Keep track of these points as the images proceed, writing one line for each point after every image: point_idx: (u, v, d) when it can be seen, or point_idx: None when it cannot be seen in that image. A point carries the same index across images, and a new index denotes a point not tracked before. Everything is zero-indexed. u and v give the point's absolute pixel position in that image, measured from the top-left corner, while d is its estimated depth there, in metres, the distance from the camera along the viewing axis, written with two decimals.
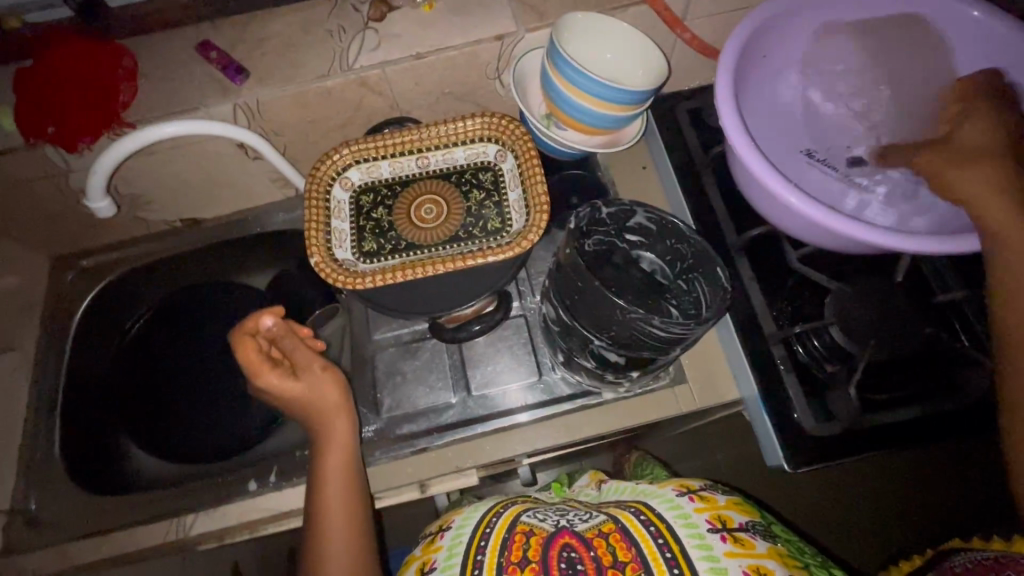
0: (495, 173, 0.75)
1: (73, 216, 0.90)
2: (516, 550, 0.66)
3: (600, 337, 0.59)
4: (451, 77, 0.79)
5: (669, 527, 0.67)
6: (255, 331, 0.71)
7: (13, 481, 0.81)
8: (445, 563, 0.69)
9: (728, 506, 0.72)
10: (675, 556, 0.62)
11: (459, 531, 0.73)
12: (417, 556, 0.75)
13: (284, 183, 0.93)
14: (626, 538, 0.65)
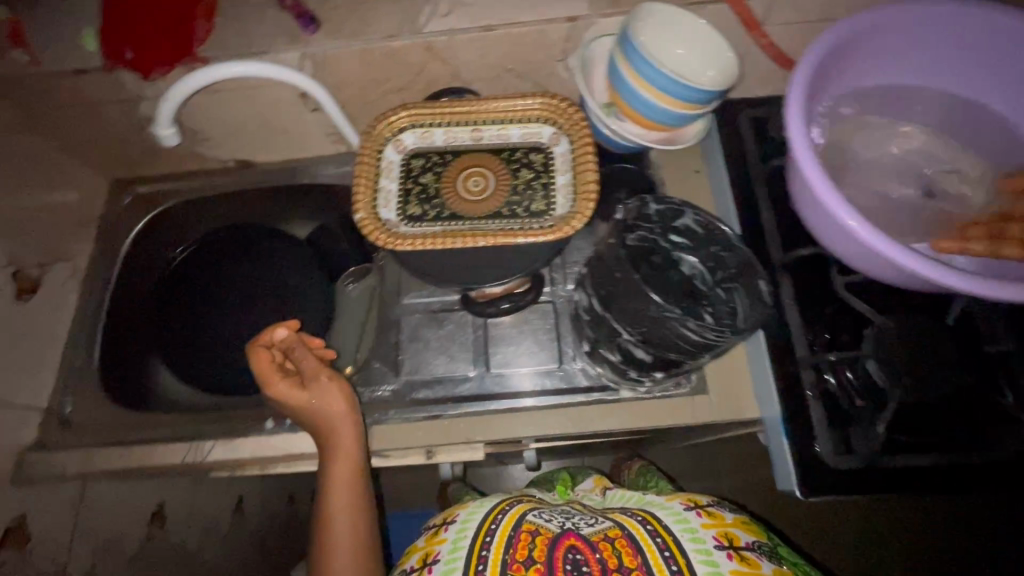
0: (546, 155, 0.74)
1: (136, 143, 0.93)
2: (521, 548, 0.67)
3: (630, 331, 0.59)
4: (516, 54, 0.79)
5: (676, 540, 0.68)
6: (270, 343, 0.77)
7: (52, 383, 0.86)
8: (448, 556, 0.70)
9: (736, 525, 0.72)
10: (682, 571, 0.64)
11: (464, 525, 0.73)
12: (420, 547, 0.76)
13: (337, 139, 0.95)
14: (632, 545, 0.67)
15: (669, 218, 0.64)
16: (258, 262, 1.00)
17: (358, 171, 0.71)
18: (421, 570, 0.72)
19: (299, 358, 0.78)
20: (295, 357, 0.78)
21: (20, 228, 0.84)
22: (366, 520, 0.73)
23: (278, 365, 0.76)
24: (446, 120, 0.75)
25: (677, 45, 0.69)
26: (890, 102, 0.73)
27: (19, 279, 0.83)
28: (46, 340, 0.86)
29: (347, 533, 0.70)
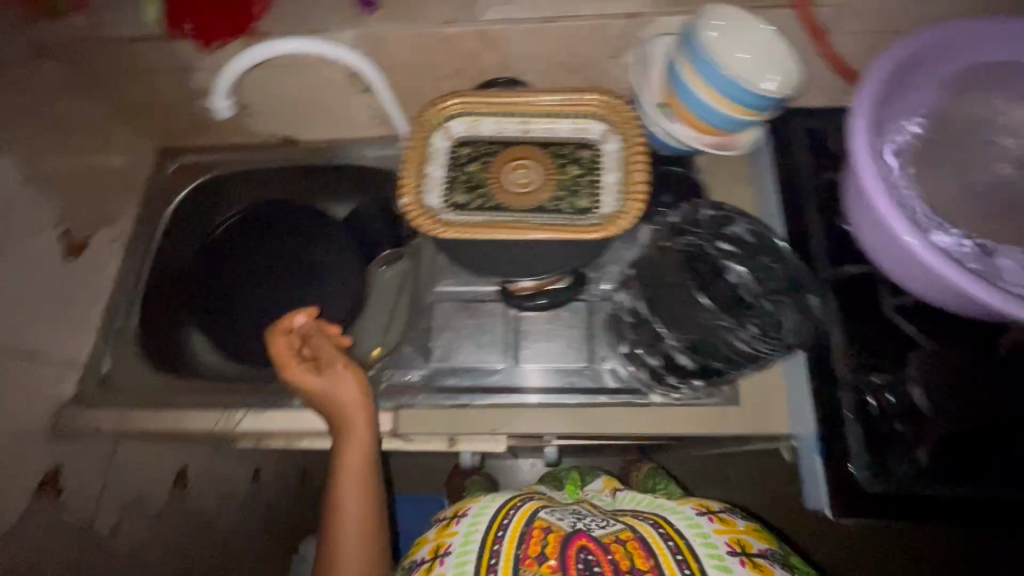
0: (595, 152, 0.73)
1: (186, 113, 0.95)
2: (533, 544, 0.68)
3: (672, 333, 0.63)
4: (570, 48, 0.78)
5: (687, 543, 0.68)
6: (289, 328, 0.79)
7: (93, 342, 0.89)
8: (460, 548, 0.71)
9: (748, 533, 0.72)
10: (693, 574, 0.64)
11: (476, 519, 0.74)
12: (431, 538, 0.77)
13: (382, 122, 0.95)
14: (645, 548, 0.67)
15: (726, 219, 0.65)
16: (292, 238, 1.01)
17: (407, 156, 0.72)
18: (432, 562, 0.72)
19: (315, 344, 0.80)
20: (313, 343, 0.80)
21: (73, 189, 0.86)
22: (373, 504, 0.76)
23: (296, 351, 0.79)
24: (496, 110, 0.75)
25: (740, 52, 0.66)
26: (973, 112, 0.69)
27: (69, 238, 0.85)
28: (91, 301, 0.89)
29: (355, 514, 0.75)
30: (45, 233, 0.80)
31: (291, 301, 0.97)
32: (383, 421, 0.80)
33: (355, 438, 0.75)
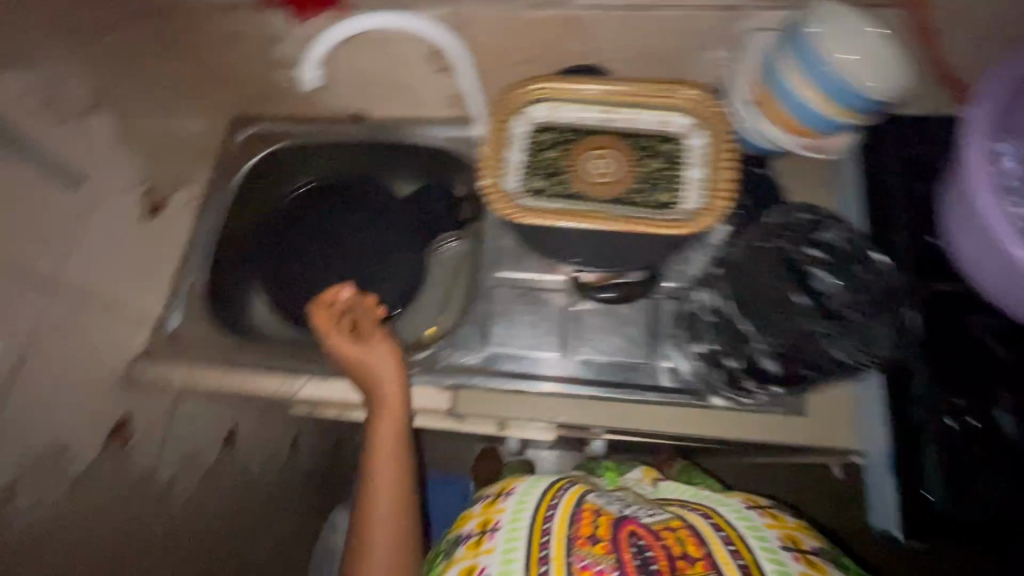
0: (678, 146, 0.71)
1: (262, 82, 0.97)
2: (585, 525, 0.66)
3: (763, 339, 0.69)
4: (659, 37, 0.76)
5: (739, 535, 0.66)
6: (332, 300, 0.84)
7: (163, 300, 0.92)
8: (510, 524, 0.70)
9: (798, 529, 0.71)
10: (749, 567, 0.61)
11: (522, 498, 0.74)
12: (477, 513, 0.78)
13: (454, 102, 0.95)
14: (696, 536, 0.65)
15: (812, 229, 0.73)
16: (356, 214, 1.02)
17: (488, 138, 0.71)
18: (480, 537, 0.72)
19: (357, 316, 0.84)
20: (354, 315, 0.84)
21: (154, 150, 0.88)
22: (406, 471, 0.81)
23: (341, 322, 0.83)
24: (578, 97, 0.74)
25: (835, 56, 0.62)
26: None
27: (149, 197, 0.88)
28: (164, 261, 0.92)
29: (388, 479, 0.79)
30: (129, 191, 0.84)
31: (351, 275, 0.99)
32: (443, 399, 0.82)
33: (389, 408, 0.78)
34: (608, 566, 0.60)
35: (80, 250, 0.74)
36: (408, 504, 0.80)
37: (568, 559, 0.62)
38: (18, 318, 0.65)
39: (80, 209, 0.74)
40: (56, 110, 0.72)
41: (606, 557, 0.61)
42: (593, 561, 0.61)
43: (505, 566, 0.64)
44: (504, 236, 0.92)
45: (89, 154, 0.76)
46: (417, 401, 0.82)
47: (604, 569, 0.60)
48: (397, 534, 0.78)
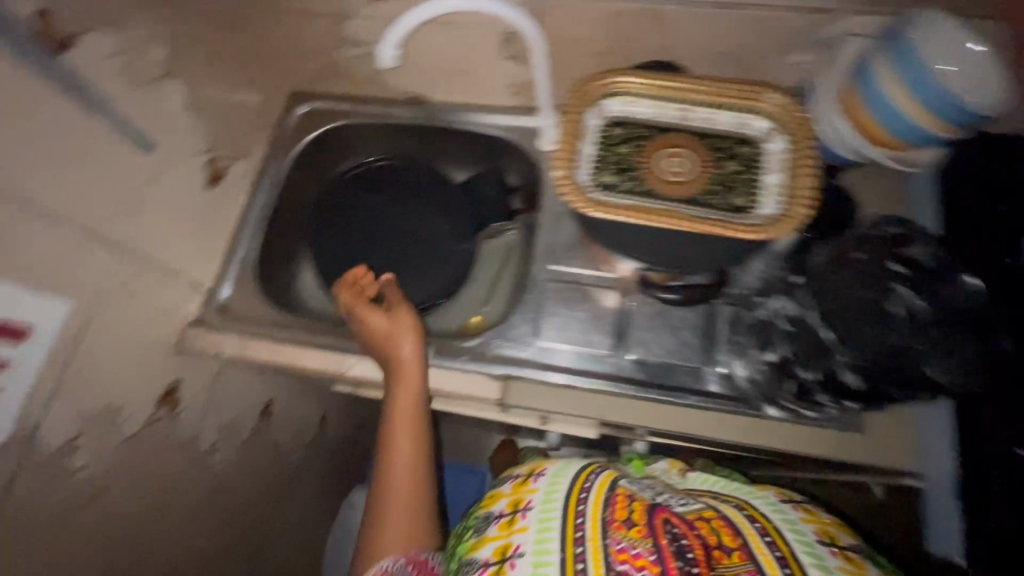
0: (757, 150, 0.70)
1: (327, 60, 0.96)
2: (620, 510, 0.68)
3: (846, 353, 0.64)
4: (743, 38, 0.74)
5: (773, 526, 0.66)
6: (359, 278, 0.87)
7: (215, 270, 0.91)
8: (542, 504, 0.71)
9: (834, 525, 0.70)
10: (786, 559, 0.61)
11: (554, 479, 0.75)
12: (507, 493, 0.78)
13: (517, 92, 0.94)
14: (731, 526, 0.66)
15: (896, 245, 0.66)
16: (407, 196, 1.03)
17: (562, 128, 0.71)
18: (512, 517, 0.72)
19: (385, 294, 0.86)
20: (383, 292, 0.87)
21: (219, 120, 0.88)
22: (423, 449, 0.81)
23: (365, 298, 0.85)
24: (657, 93, 0.72)
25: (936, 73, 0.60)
26: None
27: (211, 166, 0.88)
28: (220, 231, 0.91)
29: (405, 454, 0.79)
30: (193, 158, 0.83)
31: (398, 259, 0.99)
32: (491, 389, 0.81)
33: (407, 380, 0.79)
34: (646, 551, 0.61)
35: (143, 218, 0.75)
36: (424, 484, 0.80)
37: (604, 541, 0.63)
38: (87, 277, 0.67)
39: (144, 177, 0.75)
40: (133, 76, 0.71)
41: (643, 541, 0.62)
42: (631, 546, 0.62)
43: (541, 546, 0.65)
44: (559, 231, 0.91)
45: (157, 121, 0.76)
46: (464, 388, 0.82)
47: (641, 553, 0.61)
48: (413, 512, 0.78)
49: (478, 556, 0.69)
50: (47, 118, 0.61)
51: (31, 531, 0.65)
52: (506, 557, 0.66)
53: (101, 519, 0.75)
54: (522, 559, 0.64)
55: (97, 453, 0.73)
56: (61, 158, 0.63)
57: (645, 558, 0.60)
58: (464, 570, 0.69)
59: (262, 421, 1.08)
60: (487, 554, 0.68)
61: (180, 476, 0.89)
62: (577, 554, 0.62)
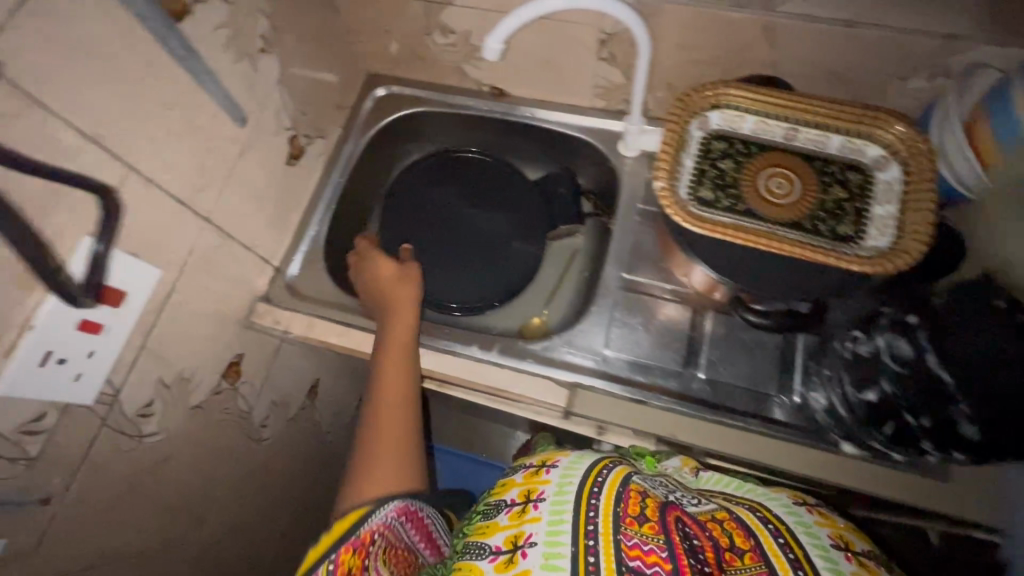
0: (866, 178, 0.67)
1: (411, 47, 0.94)
2: (632, 505, 0.61)
3: None
4: (861, 61, 0.70)
5: (789, 529, 0.60)
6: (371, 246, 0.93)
7: (286, 247, 0.91)
8: (555, 497, 0.63)
9: (851, 531, 0.63)
10: (800, 561, 0.55)
11: (568, 471, 0.66)
12: (518, 482, 0.69)
13: (603, 96, 0.91)
14: (743, 526, 0.60)
15: None
16: (475, 190, 1.02)
17: (663, 137, 0.68)
18: (522, 508, 0.64)
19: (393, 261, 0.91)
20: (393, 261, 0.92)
21: (304, 98, 0.88)
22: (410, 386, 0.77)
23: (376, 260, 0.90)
24: (765, 109, 0.70)
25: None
26: None
27: (292, 144, 0.87)
28: (292, 209, 0.91)
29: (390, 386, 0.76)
30: (277, 135, 0.83)
31: (464, 253, 0.98)
32: (560, 397, 0.79)
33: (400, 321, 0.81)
34: (658, 549, 0.56)
35: (228, 191, 0.75)
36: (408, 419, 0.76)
37: (617, 537, 0.57)
38: (177, 245, 0.67)
39: (234, 150, 0.74)
40: (237, 48, 0.70)
41: (656, 540, 0.57)
42: (643, 544, 0.57)
43: (552, 538, 0.58)
44: (634, 241, 0.89)
45: (252, 95, 0.75)
46: (533, 394, 0.80)
47: (655, 551, 0.56)
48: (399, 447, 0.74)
49: (487, 543, 0.61)
50: (160, 86, 0.60)
51: (101, 493, 0.66)
52: (516, 548, 0.59)
53: (161, 485, 0.76)
54: (533, 551, 0.57)
55: (166, 421, 0.73)
56: (168, 127, 0.62)
57: (657, 557, 0.55)
58: (471, 555, 0.61)
59: (308, 400, 1.09)
60: (498, 542, 0.60)
61: (233, 450, 0.90)
62: (588, 547, 0.56)
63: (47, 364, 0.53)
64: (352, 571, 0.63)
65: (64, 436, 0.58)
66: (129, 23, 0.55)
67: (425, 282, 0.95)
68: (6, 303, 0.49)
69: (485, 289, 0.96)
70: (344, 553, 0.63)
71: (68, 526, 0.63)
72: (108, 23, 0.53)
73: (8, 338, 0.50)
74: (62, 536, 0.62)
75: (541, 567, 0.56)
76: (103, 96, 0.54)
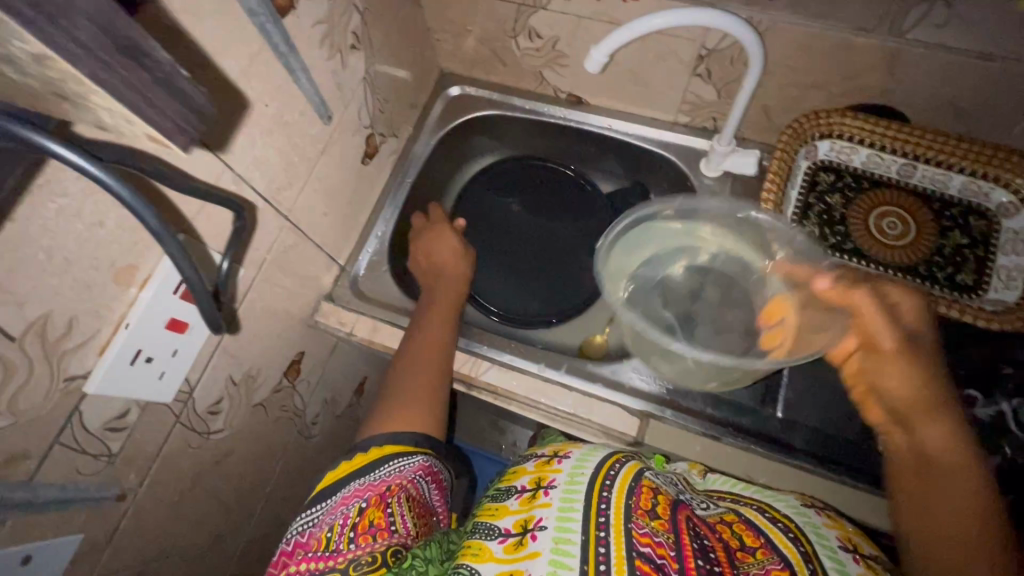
0: (991, 226, 0.67)
1: (491, 49, 0.91)
2: (645, 500, 0.53)
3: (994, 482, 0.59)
4: (993, 96, 0.64)
5: (800, 528, 0.53)
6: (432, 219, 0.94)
7: (353, 245, 0.90)
8: (564, 483, 0.56)
9: (858, 535, 0.55)
10: (812, 557, 0.49)
11: (583, 458, 0.59)
12: (529, 470, 0.62)
13: (690, 111, 0.87)
14: (753, 527, 0.54)
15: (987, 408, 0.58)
16: (543, 199, 0.99)
17: (770, 166, 0.70)
18: (533, 493, 0.56)
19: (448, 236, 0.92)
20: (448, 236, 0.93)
21: (383, 97, 0.85)
22: (446, 344, 0.76)
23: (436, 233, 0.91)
24: (882, 145, 0.70)
25: (706, 223, 0.71)
26: None
27: (368, 142, 0.85)
28: (362, 207, 0.89)
29: (431, 340, 0.75)
30: (356, 133, 0.81)
31: (530, 265, 0.95)
32: (630, 425, 0.76)
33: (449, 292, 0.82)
34: (667, 543, 0.49)
35: (308, 188, 0.73)
36: (439, 375, 0.73)
37: (626, 525, 0.49)
38: (256, 243, 0.66)
39: (318, 148, 0.72)
40: (329, 44, 0.68)
41: (665, 534, 0.50)
42: (653, 535, 0.49)
43: (563, 524, 0.51)
44: None
45: (339, 92, 0.73)
46: (604, 420, 0.76)
47: (663, 545, 0.48)
48: (430, 397, 0.70)
49: (496, 524, 0.54)
50: (260, 83, 0.58)
51: (167, 487, 0.65)
52: (526, 531, 0.51)
53: (220, 482, 0.75)
54: (543, 535, 0.50)
55: (231, 418, 0.72)
56: (263, 124, 0.61)
57: (666, 551, 0.48)
58: (479, 535, 0.54)
59: (355, 398, 1.07)
60: (507, 525, 0.53)
61: (285, 447, 0.88)
62: (599, 538, 0.49)
63: (136, 363, 0.52)
64: (376, 522, 0.56)
65: (140, 432, 0.57)
66: (239, 18, 0.53)
67: (490, 290, 0.94)
68: (105, 299, 0.48)
69: (548, 302, 0.93)
70: (372, 503, 0.58)
71: (136, 521, 0.62)
72: (223, 19, 0.51)
73: (102, 336, 0.49)
74: (131, 531, 0.62)
75: (551, 552, 0.48)
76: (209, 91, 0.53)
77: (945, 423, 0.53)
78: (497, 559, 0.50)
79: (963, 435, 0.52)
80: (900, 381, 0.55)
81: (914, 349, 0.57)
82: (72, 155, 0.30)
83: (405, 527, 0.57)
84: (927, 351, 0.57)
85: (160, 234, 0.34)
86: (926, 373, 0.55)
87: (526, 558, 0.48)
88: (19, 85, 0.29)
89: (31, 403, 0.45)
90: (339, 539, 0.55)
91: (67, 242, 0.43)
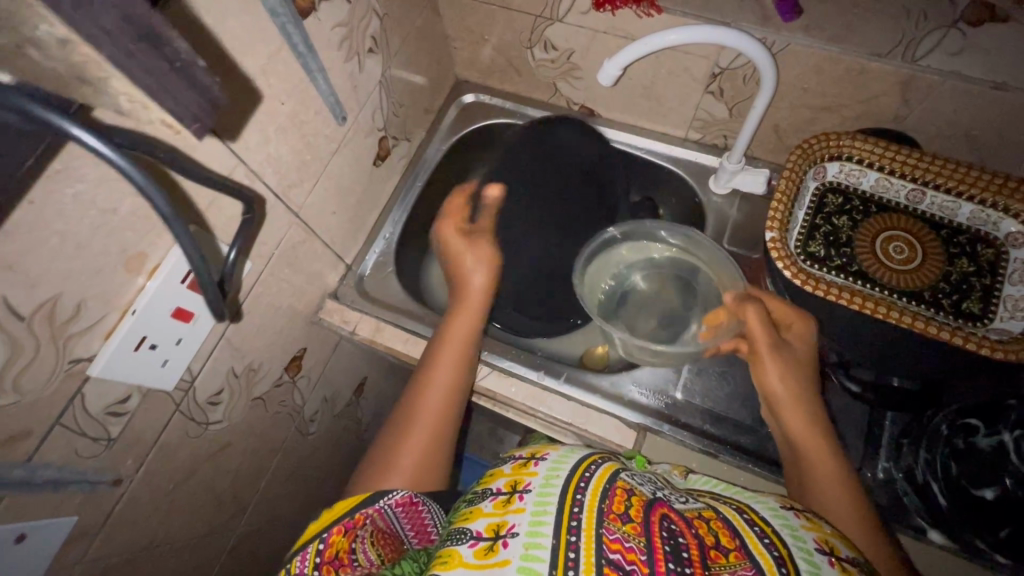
0: (997, 254, 0.67)
1: (506, 57, 0.92)
2: (618, 503, 0.51)
3: (993, 520, 0.55)
4: (1006, 124, 0.64)
5: (776, 531, 0.50)
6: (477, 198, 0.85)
7: (361, 244, 0.90)
8: (539, 490, 0.53)
9: (837, 536, 0.52)
10: (786, 564, 0.46)
11: (561, 459, 0.57)
12: (505, 472, 0.59)
13: (702, 129, 0.87)
14: (730, 527, 0.51)
15: (982, 433, 0.55)
16: None
17: (777, 186, 0.70)
18: (507, 497, 0.54)
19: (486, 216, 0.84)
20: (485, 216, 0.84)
21: (398, 101, 0.87)
22: (474, 354, 0.75)
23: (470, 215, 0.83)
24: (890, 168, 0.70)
25: (658, 242, 0.82)
26: None
27: (381, 144, 0.86)
28: (372, 207, 0.90)
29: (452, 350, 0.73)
30: (369, 135, 0.82)
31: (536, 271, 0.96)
32: (629, 438, 0.75)
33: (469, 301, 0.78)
34: (638, 548, 0.47)
35: (320, 185, 0.74)
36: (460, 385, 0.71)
37: (597, 530, 0.48)
38: (267, 238, 0.68)
39: (331, 147, 0.73)
40: (348, 46, 0.69)
41: (636, 539, 0.47)
42: (625, 540, 0.47)
43: (535, 528, 0.49)
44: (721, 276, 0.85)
45: (355, 94, 0.74)
46: (599, 432, 0.75)
47: (633, 550, 0.46)
48: (441, 417, 0.67)
49: (469, 527, 0.52)
50: (278, 82, 0.60)
51: (163, 475, 0.65)
52: (497, 536, 0.50)
53: (216, 474, 0.75)
54: (514, 542, 0.48)
55: (231, 410, 0.72)
56: (278, 122, 0.62)
57: (637, 556, 0.46)
58: (451, 542, 0.52)
59: (354, 397, 1.08)
60: (479, 529, 0.51)
61: (283, 441, 0.89)
62: (568, 544, 0.47)
63: (139, 350, 0.53)
64: (340, 554, 0.54)
65: (140, 419, 0.58)
66: (261, 17, 0.54)
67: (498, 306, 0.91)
68: (113, 286, 0.49)
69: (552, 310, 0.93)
70: (336, 533, 0.56)
71: (130, 508, 0.62)
72: (246, 18, 0.52)
73: (109, 321, 0.50)
74: (124, 519, 0.62)
75: (520, 559, 0.46)
76: (225, 89, 0.54)
77: (805, 420, 0.62)
78: (466, 565, 0.48)
79: (819, 430, 0.61)
80: (774, 379, 0.64)
81: (787, 352, 0.65)
82: (86, 136, 0.30)
83: (368, 561, 0.54)
84: (795, 355, 0.65)
85: (169, 223, 0.33)
86: (790, 373, 0.64)
87: (495, 566, 0.47)
88: (35, 73, 0.30)
89: (35, 384, 0.45)
90: (302, 564, 0.53)
91: (84, 230, 0.45)
